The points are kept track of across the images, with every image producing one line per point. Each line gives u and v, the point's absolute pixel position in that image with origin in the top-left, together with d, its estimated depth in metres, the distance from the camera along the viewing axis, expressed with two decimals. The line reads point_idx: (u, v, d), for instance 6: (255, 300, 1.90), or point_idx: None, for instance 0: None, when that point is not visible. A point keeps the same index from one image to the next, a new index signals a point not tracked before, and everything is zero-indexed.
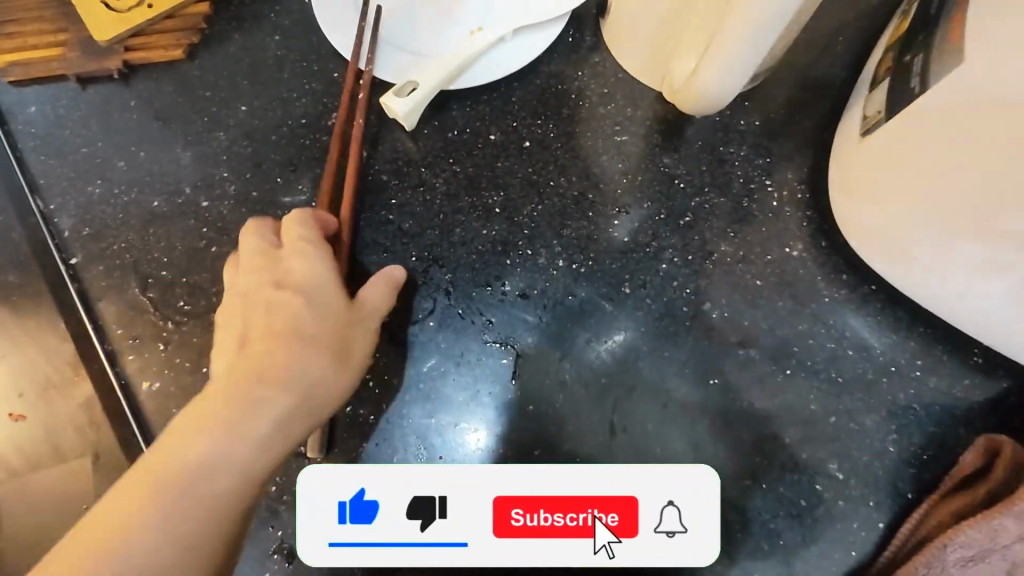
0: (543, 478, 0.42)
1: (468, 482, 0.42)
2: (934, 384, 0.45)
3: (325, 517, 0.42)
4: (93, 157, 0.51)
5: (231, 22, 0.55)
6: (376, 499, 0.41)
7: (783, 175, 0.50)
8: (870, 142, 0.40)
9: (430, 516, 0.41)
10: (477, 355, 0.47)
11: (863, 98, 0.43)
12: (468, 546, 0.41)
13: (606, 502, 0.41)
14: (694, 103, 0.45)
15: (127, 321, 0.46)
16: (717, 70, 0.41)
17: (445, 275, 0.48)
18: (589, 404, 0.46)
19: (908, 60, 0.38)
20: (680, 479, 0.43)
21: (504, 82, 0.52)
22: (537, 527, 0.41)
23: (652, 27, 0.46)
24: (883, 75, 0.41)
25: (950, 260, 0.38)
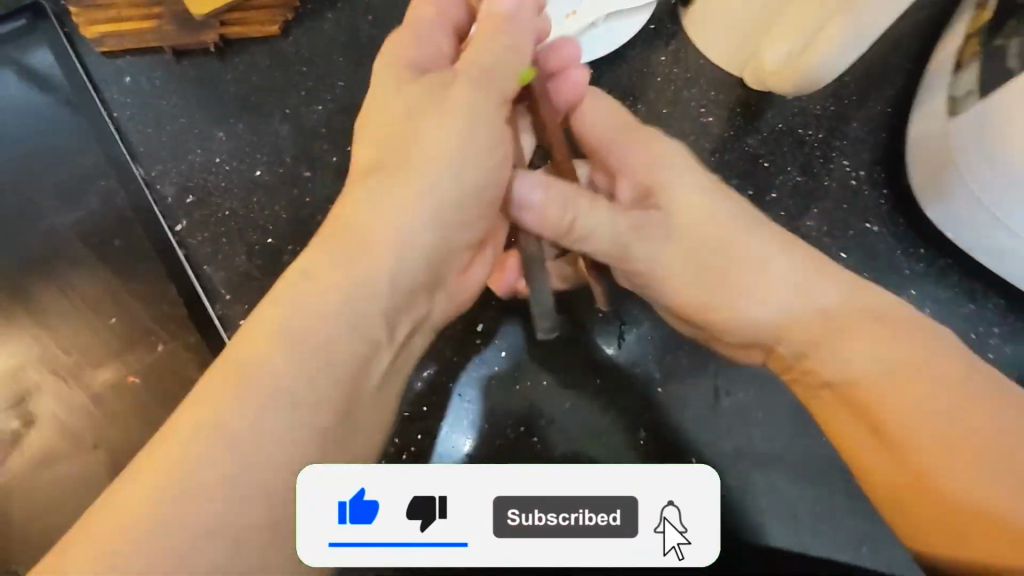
0: (540, 477, 0.38)
1: (467, 481, 0.38)
2: (1009, 351, 0.48)
3: (320, 516, 0.35)
4: (192, 127, 0.51)
5: (323, 1, 0.56)
6: (376, 499, 0.37)
7: (860, 157, 0.53)
8: (959, 119, 0.44)
9: (430, 516, 0.37)
10: (582, 324, 0.50)
11: (944, 81, 0.47)
12: (468, 547, 0.37)
13: (603, 502, 0.38)
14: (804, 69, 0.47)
15: (235, 286, 0.46)
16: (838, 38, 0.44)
17: (547, 248, 0.49)
18: (607, 409, 0.48)
19: (998, 44, 0.42)
20: (676, 479, 0.40)
21: (593, 65, 0.55)
22: (537, 527, 0.37)
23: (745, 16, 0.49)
24: (969, 59, 0.45)
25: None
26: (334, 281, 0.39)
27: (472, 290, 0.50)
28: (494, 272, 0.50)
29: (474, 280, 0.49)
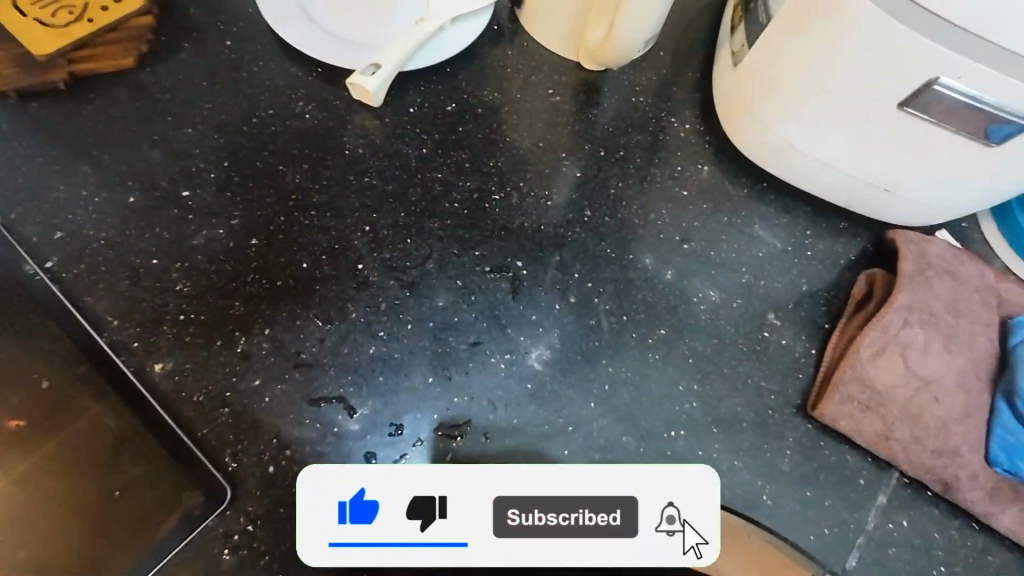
0: (540, 477, 0.42)
1: (468, 481, 0.41)
2: (821, 245, 0.59)
3: (321, 514, 0.41)
4: (51, 165, 0.50)
5: (177, 32, 0.57)
6: (376, 499, 0.41)
7: (683, 113, 0.63)
8: (739, 70, 0.55)
9: (430, 516, 0.41)
10: (480, 287, 0.52)
11: (727, 41, 0.58)
12: (468, 545, 0.41)
13: (602, 503, 0.42)
14: (617, 46, 0.57)
15: (124, 312, 0.46)
16: (628, 24, 0.54)
17: (436, 224, 0.53)
18: (512, 379, 0.50)
19: (753, 7, 0.54)
20: (675, 481, 0.43)
21: (448, 64, 0.61)
22: (537, 527, 0.42)
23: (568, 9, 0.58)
24: (738, 22, 0.56)
25: (812, 142, 0.53)
26: None
27: (368, 272, 0.50)
28: (385, 250, 0.52)
29: (367, 261, 0.51)
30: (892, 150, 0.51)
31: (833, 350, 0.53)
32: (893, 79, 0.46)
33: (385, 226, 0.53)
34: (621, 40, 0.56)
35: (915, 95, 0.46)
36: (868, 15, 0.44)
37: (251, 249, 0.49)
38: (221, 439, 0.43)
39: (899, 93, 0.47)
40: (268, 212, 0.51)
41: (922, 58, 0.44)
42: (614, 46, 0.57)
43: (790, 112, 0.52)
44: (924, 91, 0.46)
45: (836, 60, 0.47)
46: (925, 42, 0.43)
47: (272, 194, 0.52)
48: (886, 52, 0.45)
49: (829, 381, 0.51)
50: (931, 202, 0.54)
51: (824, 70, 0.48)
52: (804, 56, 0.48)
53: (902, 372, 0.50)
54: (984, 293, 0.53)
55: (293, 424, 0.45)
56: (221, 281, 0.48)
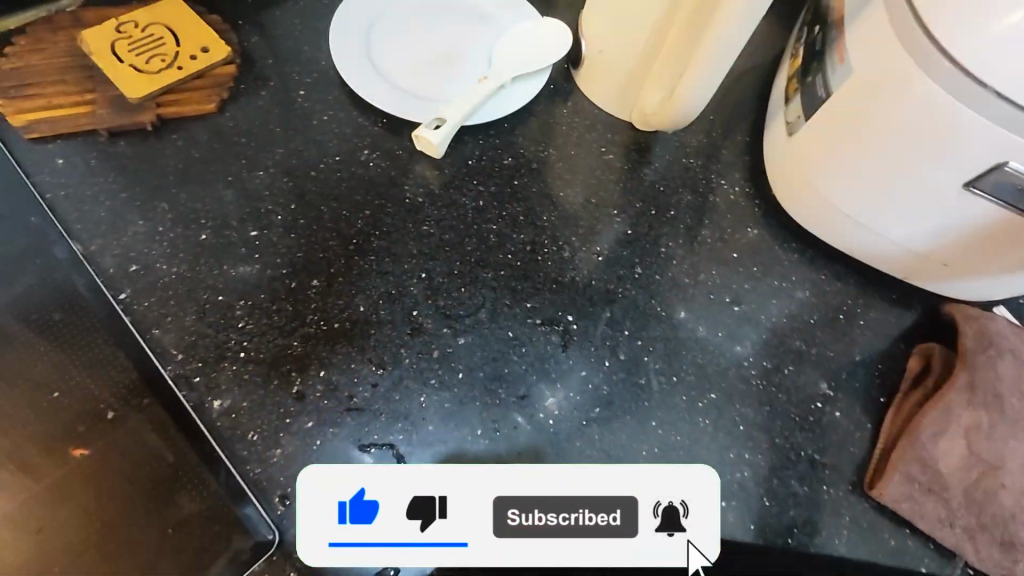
0: (539, 477, 0.43)
1: (462, 481, 0.42)
2: (874, 315, 0.58)
3: (322, 516, 0.41)
4: (132, 201, 0.53)
5: (257, 81, 0.61)
6: (376, 499, 0.41)
7: (733, 176, 0.64)
8: (795, 139, 0.56)
9: (431, 516, 0.41)
10: (528, 338, 0.52)
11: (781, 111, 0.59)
12: (468, 545, 0.42)
13: (602, 502, 0.43)
14: (676, 111, 0.60)
15: (188, 346, 0.47)
16: (682, 101, 0.59)
17: (489, 274, 0.54)
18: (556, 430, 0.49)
19: (810, 80, 0.55)
20: (675, 481, 0.45)
21: (507, 119, 0.63)
22: (537, 527, 0.42)
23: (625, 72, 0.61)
24: (793, 93, 0.58)
25: (868, 214, 0.53)
26: None
27: (422, 318, 0.51)
28: (439, 298, 0.52)
29: (423, 309, 0.52)
30: (956, 228, 0.51)
31: (892, 426, 0.51)
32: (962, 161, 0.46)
33: (440, 273, 0.54)
34: (675, 114, 0.60)
35: (981, 177, 0.46)
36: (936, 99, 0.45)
37: (311, 290, 0.51)
38: (271, 480, 0.43)
39: (963, 174, 0.47)
40: (328, 254, 0.53)
41: (990, 143, 0.44)
42: (668, 118, 0.61)
43: (849, 183, 0.53)
44: (989, 174, 0.46)
45: (901, 138, 0.48)
46: (994, 128, 0.43)
47: (334, 237, 0.54)
48: (953, 134, 0.45)
49: (888, 459, 0.50)
50: (995, 280, 0.53)
51: (888, 147, 0.49)
52: (866, 132, 0.50)
53: (966, 454, 0.48)
54: None
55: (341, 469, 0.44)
56: (281, 320, 0.49)
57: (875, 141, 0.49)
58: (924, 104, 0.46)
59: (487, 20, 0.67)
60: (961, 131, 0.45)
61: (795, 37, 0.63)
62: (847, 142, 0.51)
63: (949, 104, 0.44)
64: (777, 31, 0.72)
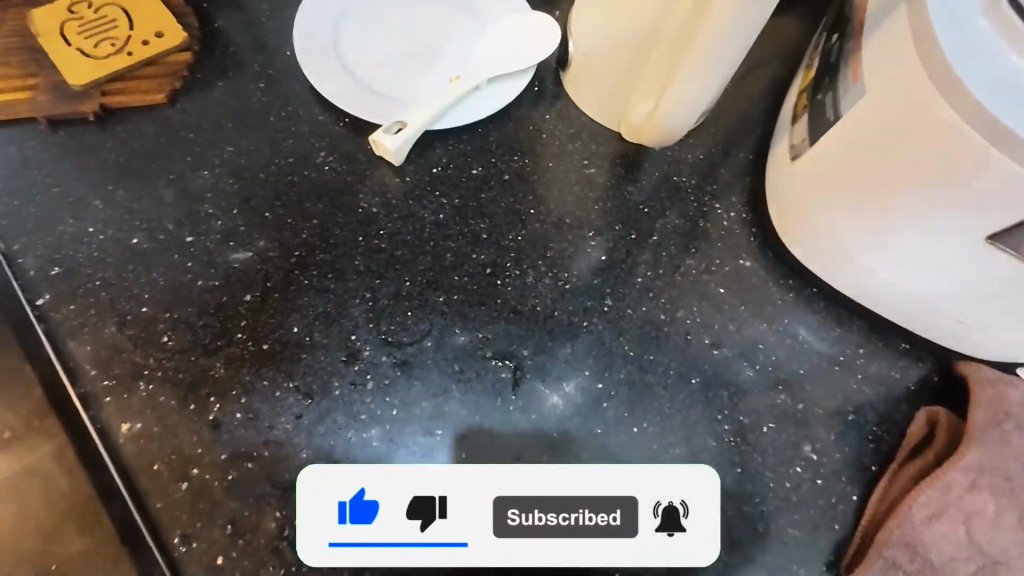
0: (537, 477, 0.40)
1: (462, 481, 0.39)
2: (876, 370, 0.51)
3: (321, 516, 0.39)
4: (65, 197, 0.49)
5: (213, 70, 0.57)
6: (376, 499, 0.39)
7: (729, 200, 0.57)
8: (798, 165, 0.49)
9: (430, 516, 0.39)
10: (476, 372, 0.47)
11: (786, 130, 0.53)
12: (468, 545, 0.39)
13: (602, 502, 0.40)
14: (661, 126, 0.51)
15: (103, 361, 0.44)
16: (671, 108, 0.49)
17: (440, 298, 0.49)
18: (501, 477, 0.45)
19: (819, 98, 0.48)
20: (676, 480, 0.41)
21: (481, 124, 0.58)
22: (537, 527, 0.39)
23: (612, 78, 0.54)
24: (800, 111, 0.51)
25: (875, 258, 0.46)
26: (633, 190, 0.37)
27: (361, 344, 0.47)
28: (382, 323, 0.48)
29: (362, 333, 0.47)
30: (979, 282, 0.43)
31: (880, 501, 0.45)
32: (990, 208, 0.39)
33: (385, 294, 0.49)
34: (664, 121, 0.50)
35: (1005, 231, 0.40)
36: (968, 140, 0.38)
37: (242, 307, 0.47)
38: (172, 516, 0.40)
39: (988, 226, 0.40)
40: (266, 267, 0.49)
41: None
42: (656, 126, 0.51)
43: (857, 224, 0.46)
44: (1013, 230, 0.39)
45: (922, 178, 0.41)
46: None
47: (275, 248, 0.50)
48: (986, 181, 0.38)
49: (871, 541, 0.44)
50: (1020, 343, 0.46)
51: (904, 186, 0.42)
52: (878, 166, 0.43)
53: (963, 544, 0.42)
54: None
55: (250, 507, 0.41)
56: (207, 337, 0.45)
57: (888, 177, 0.42)
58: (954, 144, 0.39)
59: (467, 10, 0.61)
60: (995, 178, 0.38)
61: (812, 46, 0.55)
62: (857, 174, 0.44)
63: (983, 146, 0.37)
64: (798, 37, 0.64)
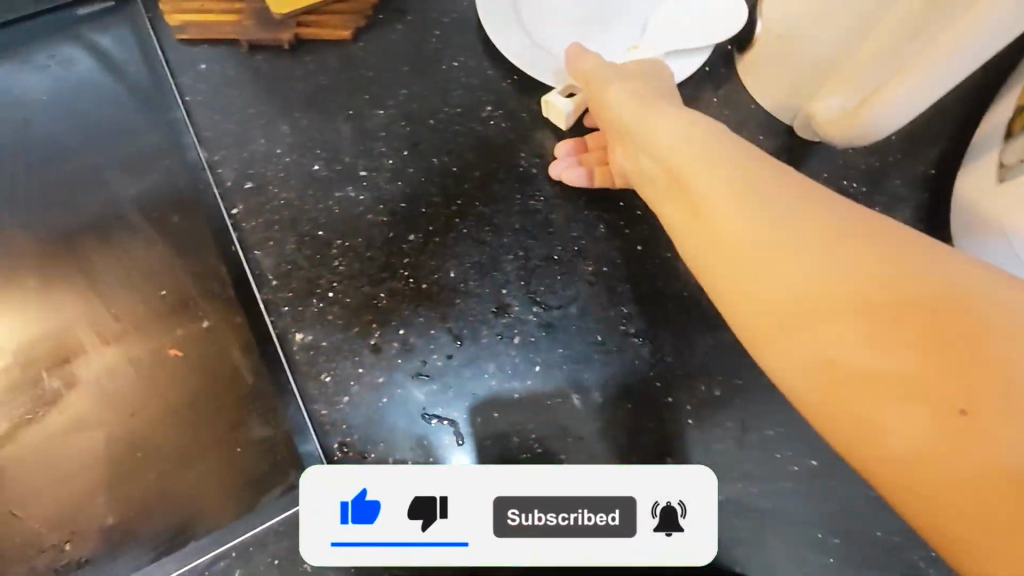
0: (538, 476, 0.41)
1: (464, 482, 0.40)
2: None
3: (326, 517, 0.40)
4: (258, 118, 0.53)
5: (394, 12, 0.58)
6: (376, 499, 0.40)
7: (900, 214, 0.54)
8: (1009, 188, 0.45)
9: (431, 516, 0.40)
10: (617, 345, 0.48)
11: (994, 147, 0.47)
12: (468, 544, 0.40)
13: (602, 502, 0.41)
14: (850, 130, 0.48)
15: (283, 274, 0.47)
16: (887, 106, 0.45)
17: (589, 268, 0.50)
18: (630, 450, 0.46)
19: None
20: (675, 480, 0.43)
21: None
22: (537, 527, 0.40)
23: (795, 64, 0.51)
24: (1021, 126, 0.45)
25: None
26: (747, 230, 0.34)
27: (511, 299, 0.48)
28: (532, 283, 0.49)
29: (512, 289, 0.49)
30: None
31: None
32: None
33: (538, 256, 0.50)
34: (871, 118, 0.46)
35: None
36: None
37: (406, 246, 0.49)
38: (332, 424, 0.44)
39: None
40: (430, 211, 0.51)
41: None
42: (847, 128, 0.48)
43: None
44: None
45: None
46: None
47: (439, 194, 0.52)
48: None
49: None
50: None
51: None
52: None
53: None
54: None
55: (398, 429, 0.44)
56: (373, 268, 0.48)
57: None
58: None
59: None
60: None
61: None
62: None
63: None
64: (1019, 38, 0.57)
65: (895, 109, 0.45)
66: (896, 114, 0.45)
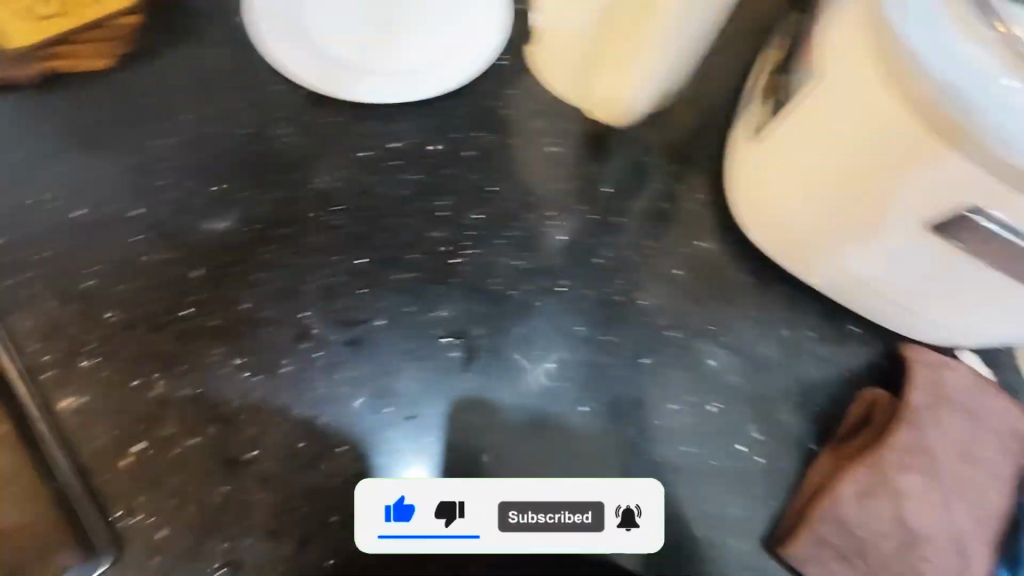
0: (526, 480, 0.44)
1: (432, 488, 0.43)
2: (826, 352, 0.52)
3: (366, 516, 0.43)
4: (9, 165, 0.48)
5: (165, 33, 0.54)
6: (413, 503, 0.43)
7: (694, 182, 0.57)
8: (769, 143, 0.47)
9: (451, 514, 0.43)
10: (428, 352, 0.47)
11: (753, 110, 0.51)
12: (479, 537, 0.43)
13: (575, 503, 0.44)
14: (622, 106, 0.54)
15: (49, 334, 0.44)
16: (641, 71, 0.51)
17: (395, 276, 0.49)
18: (449, 454, 0.46)
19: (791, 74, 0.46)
20: (631, 485, 0.46)
21: (445, 99, 0.56)
22: (532, 528, 0.43)
23: (571, 50, 0.53)
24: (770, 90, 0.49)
25: (846, 246, 0.45)
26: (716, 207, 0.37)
27: (311, 322, 0.47)
28: (335, 302, 0.48)
29: (313, 310, 0.47)
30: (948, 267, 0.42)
31: (818, 477, 0.47)
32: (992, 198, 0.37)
33: (341, 272, 0.48)
34: (635, 87, 0.53)
35: (948, 220, 0.40)
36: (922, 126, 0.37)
37: (193, 280, 0.46)
38: (117, 489, 0.42)
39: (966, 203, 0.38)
40: (217, 242, 0.48)
41: (972, 181, 0.37)
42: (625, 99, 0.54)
43: (810, 206, 0.45)
44: (958, 217, 0.39)
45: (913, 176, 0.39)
46: (980, 171, 0.36)
47: (225, 223, 0.49)
48: (931, 170, 0.38)
49: (806, 515, 0.45)
50: (965, 323, 0.46)
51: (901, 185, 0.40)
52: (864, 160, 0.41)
53: (891, 523, 0.44)
54: (1005, 438, 0.48)
55: (197, 479, 0.42)
56: (154, 312, 0.45)
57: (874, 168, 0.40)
58: (896, 127, 0.38)
59: None
60: (946, 166, 0.37)
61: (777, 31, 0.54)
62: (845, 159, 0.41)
63: (938, 134, 0.37)
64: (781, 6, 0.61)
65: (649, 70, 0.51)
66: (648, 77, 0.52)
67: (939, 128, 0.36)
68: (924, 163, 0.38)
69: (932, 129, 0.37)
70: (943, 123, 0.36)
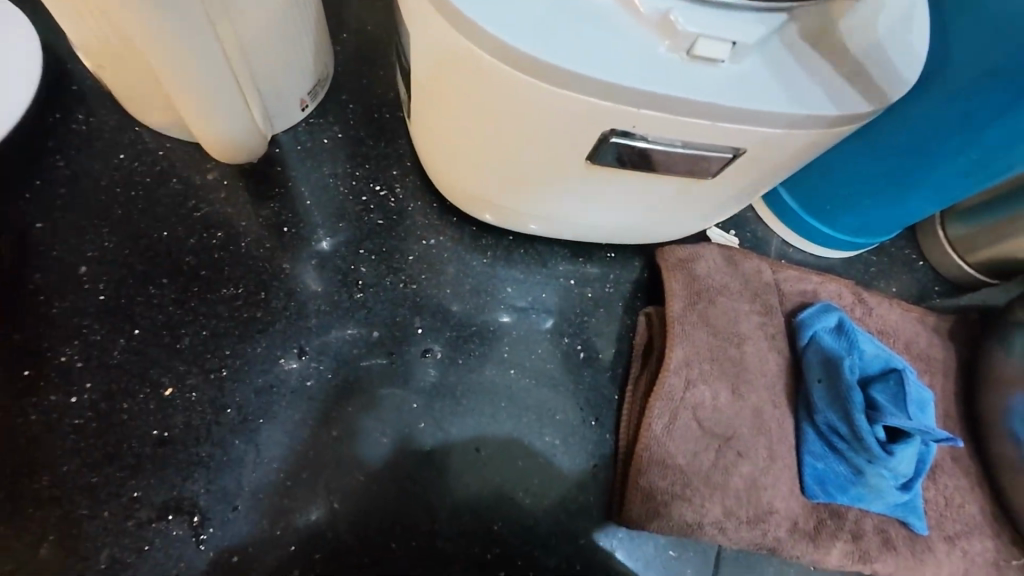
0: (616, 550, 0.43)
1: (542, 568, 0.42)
2: (592, 292, 0.49)
3: None
4: None
5: None
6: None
7: (390, 173, 0.48)
8: (422, 110, 0.39)
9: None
10: (135, 544, 0.38)
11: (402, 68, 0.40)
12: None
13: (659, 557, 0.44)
14: (211, 112, 0.36)
15: None
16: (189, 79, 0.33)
17: (44, 480, 0.38)
18: None
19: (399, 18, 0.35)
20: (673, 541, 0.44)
21: (20, 215, 0.42)
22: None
23: (128, 79, 0.37)
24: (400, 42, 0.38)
25: (546, 199, 0.41)
26: (502, 146, 0.36)
27: None
28: None
29: None
30: (647, 187, 0.38)
31: (628, 427, 0.45)
32: (651, 123, 0.31)
33: None
34: (200, 95, 0.34)
35: (595, 148, 0.34)
36: (495, 71, 0.30)
37: None
38: None
39: (628, 132, 0.32)
40: None
41: (618, 114, 0.31)
42: (203, 107, 0.35)
43: (481, 166, 0.39)
44: (602, 145, 0.33)
45: (557, 124, 0.32)
46: (579, 98, 0.30)
47: None
48: (541, 110, 0.31)
49: (628, 473, 0.43)
50: (702, 217, 0.44)
51: (552, 135, 0.33)
52: (506, 122, 0.33)
53: (699, 436, 0.43)
54: (764, 296, 0.49)
55: None
56: None
57: (518, 126, 0.33)
58: (477, 76, 0.31)
59: None
60: (549, 103, 0.31)
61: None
62: (490, 126, 0.34)
63: (516, 77, 0.30)
64: None
65: (199, 76, 0.33)
66: (213, 85, 0.34)
67: (508, 71, 0.29)
68: (531, 107, 0.31)
69: (504, 75, 0.30)
70: (504, 70, 0.29)
